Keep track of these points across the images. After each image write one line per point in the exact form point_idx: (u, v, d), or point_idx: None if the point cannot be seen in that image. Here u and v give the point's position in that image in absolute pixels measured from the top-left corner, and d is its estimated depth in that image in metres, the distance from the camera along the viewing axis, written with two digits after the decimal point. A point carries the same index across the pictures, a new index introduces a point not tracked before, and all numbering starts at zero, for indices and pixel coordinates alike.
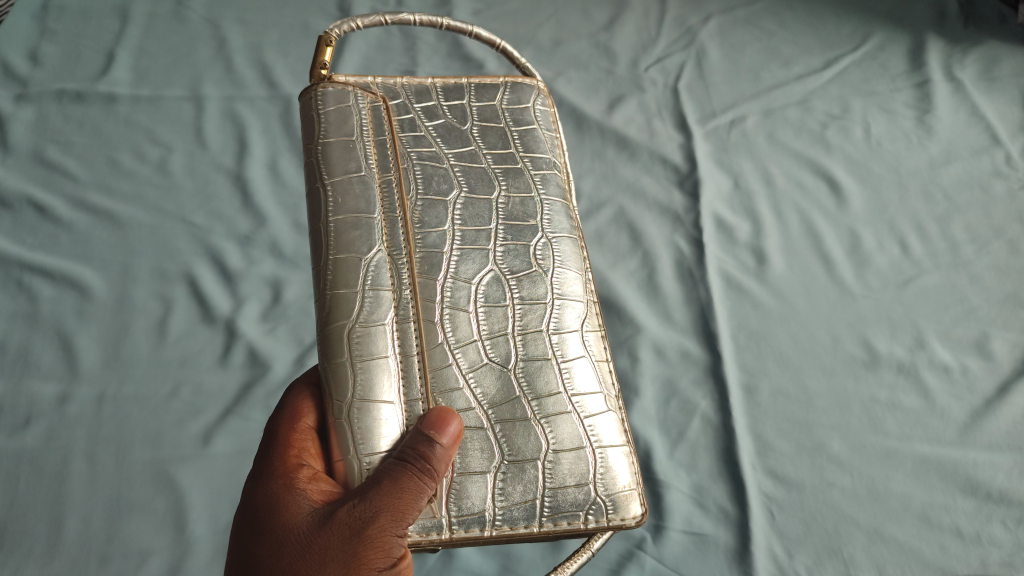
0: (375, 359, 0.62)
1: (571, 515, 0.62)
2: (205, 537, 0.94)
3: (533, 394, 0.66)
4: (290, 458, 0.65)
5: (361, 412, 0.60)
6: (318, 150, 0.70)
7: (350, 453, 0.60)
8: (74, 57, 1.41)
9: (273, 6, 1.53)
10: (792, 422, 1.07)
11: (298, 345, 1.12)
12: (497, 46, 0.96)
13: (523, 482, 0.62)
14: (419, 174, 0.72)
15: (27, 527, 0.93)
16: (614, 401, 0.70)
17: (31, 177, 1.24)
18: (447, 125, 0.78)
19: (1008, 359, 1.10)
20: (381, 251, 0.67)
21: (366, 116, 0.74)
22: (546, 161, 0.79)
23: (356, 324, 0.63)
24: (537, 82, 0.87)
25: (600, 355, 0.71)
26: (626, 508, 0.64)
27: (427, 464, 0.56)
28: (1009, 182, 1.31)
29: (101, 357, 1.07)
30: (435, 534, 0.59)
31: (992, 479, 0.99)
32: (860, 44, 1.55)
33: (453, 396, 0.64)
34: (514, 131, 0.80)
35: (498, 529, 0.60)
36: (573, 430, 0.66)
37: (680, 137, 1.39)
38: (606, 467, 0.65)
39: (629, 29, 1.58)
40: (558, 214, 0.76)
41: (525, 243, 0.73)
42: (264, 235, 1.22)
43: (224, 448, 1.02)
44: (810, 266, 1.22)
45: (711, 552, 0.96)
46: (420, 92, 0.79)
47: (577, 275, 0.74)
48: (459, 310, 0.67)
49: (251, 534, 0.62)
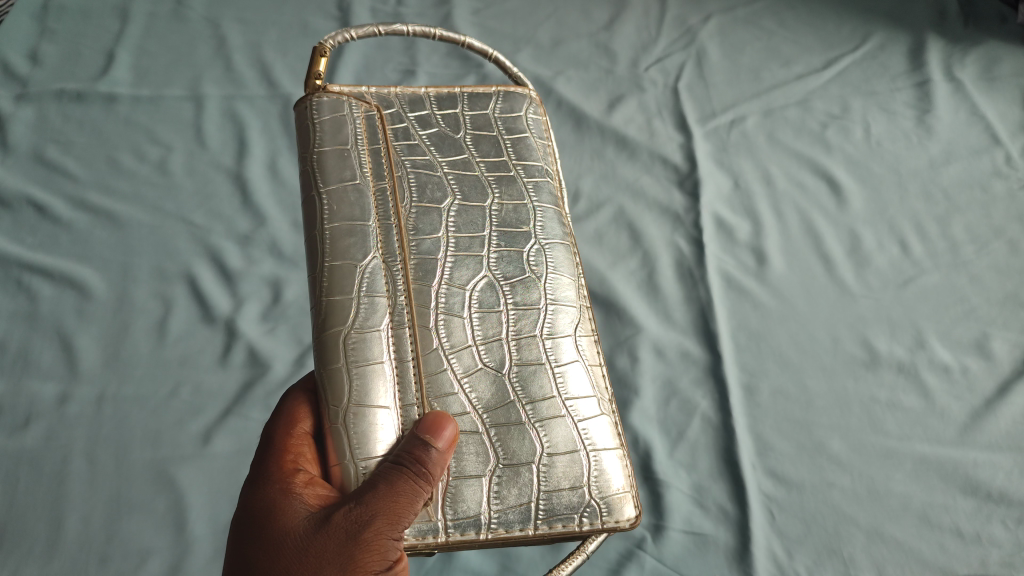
0: (370, 364, 0.62)
1: (566, 518, 0.62)
2: (205, 537, 0.94)
3: (527, 399, 0.66)
4: (287, 463, 0.65)
5: (356, 418, 0.60)
6: (313, 158, 0.70)
7: (346, 458, 0.60)
8: (74, 57, 1.41)
9: (272, 6, 1.53)
10: (791, 422, 1.07)
11: (298, 344, 1.12)
12: (490, 56, 0.96)
13: (518, 485, 0.62)
14: (414, 181, 0.73)
15: (26, 527, 0.93)
16: (608, 405, 0.70)
17: (31, 176, 1.24)
18: (441, 133, 0.78)
19: (1008, 359, 1.10)
20: (376, 258, 0.66)
21: (361, 125, 0.73)
22: (539, 168, 0.79)
23: (351, 330, 0.63)
24: (529, 91, 0.86)
25: (594, 359, 0.71)
26: (620, 511, 0.64)
27: (422, 468, 0.57)
28: (1009, 182, 1.31)
29: (101, 357, 1.07)
30: (431, 537, 0.59)
31: (992, 479, 0.99)
32: (860, 44, 1.55)
33: (448, 401, 0.64)
34: (507, 140, 0.80)
35: (493, 532, 0.60)
36: (567, 433, 0.66)
37: (679, 136, 1.39)
38: (600, 470, 0.65)
39: (629, 29, 1.58)
40: (550, 220, 0.76)
41: (518, 249, 0.73)
42: (263, 235, 1.22)
43: (225, 447, 1.02)
44: (809, 266, 1.22)
45: (711, 551, 0.96)
46: (413, 102, 0.79)
47: (570, 281, 0.74)
48: (453, 316, 0.67)
49: (248, 538, 0.62)
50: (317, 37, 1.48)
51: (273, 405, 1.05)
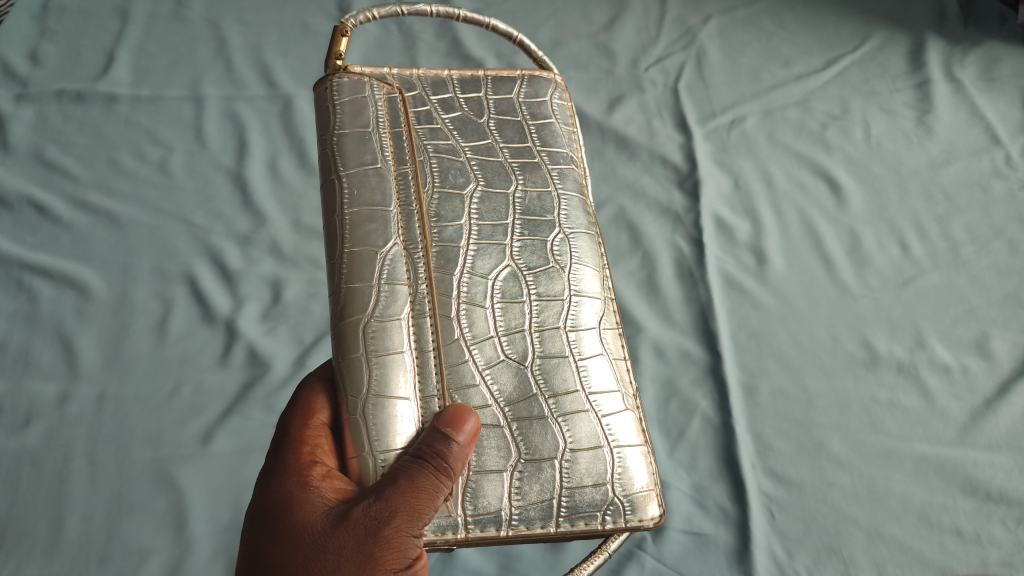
0: (391, 354, 0.62)
1: (588, 516, 0.62)
2: (205, 537, 0.94)
3: (550, 392, 0.66)
4: (303, 455, 0.65)
5: (376, 408, 0.60)
6: (333, 142, 0.70)
7: (365, 450, 0.60)
8: (74, 57, 1.41)
9: (273, 6, 1.54)
10: (791, 421, 1.07)
11: (297, 345, 1.12)
12: (514, 39, 0.96)
13: (540, 481, 0.62)
14: (436, 167, 0.73)
15: (27, 527, 0.92)
16: (632, 400, 0.69)
17: (31, 176, 1.24)
18: (464, 118, 0.78)
19: (1008, 359, 1.10)
20: (397, 245, 0.66)
21: (382, 107, 0.74)
22: (563, 156, 0.79)
23: (372, 318, 0.63)
24: (554, 76, 0.87)
25: (618, 353, 0.71)
26: (644, 509, 0.64)
27: (443, 462, 0.56)
28: (1009, 182, 1.31)
29: (101, 357, 1.07)
30: (450, 534, 0.59)
31: (992, 479, 0.99)
32: (860, 45, 1.55)
33: (469, 393, 0.64)
34: (531, 125, 0.80)
35: (513, 529, 0.60)
36: (590, 429, 0.65)
37: (680, 136, 1.39)
38: (623, 468, 0.65)
39: (629, 29, 1.58)
40: (575, 209, 0.76)
41: (542, 238, 0.73)
42: (263, 235, 1.22)
43: (225, 447, 1.02)
44: (809, 265, 1.23)
45: (711, 552, 0.96)
46: (437, 84, 0.79)
47: (594, 271, 0.73)
48: (475, 306, 0.67)
49: (263, 532, 0.62)
50: (317, 38, 1.49)
51: (273, 405, 1.05)
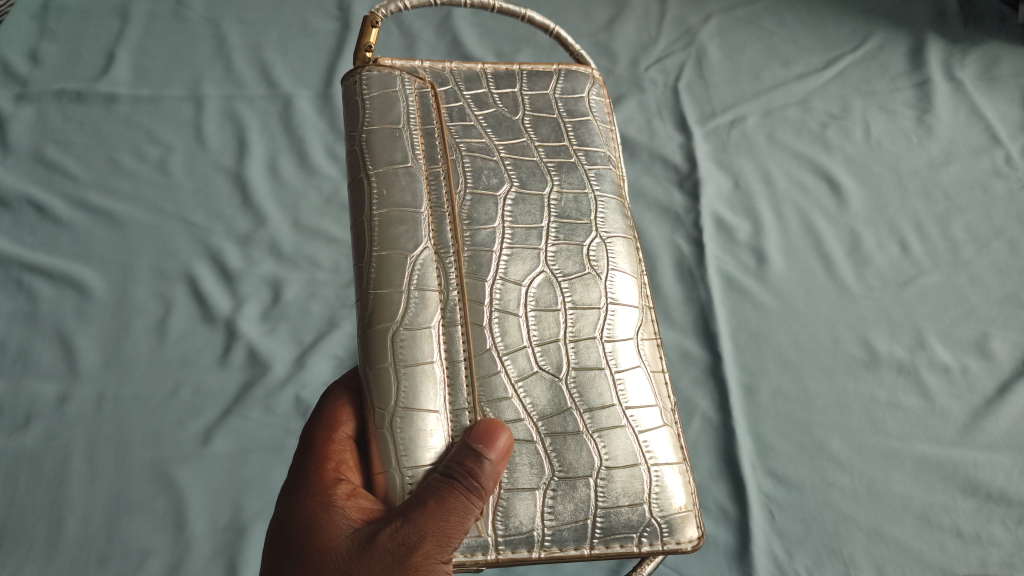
0: (421, 364, 0.62)
1: (624, 537, 0.62)
2: (205, 535, 0.95)
3: (585, 407, 0.66)
4: (329, 472, 0.66)
5: (404, 421, 0.60)
6: (361, 138, 0.70)
7: (393, 466, 0.59)
8: (74, 57, 1.41)
9: (272, 5, 1.53)
10: (791, 421, 1.06)
11: (297, 345, 1.12)
12: (551, 32, 0.96)
13: (574, 500, 0.62)
14: (469, 167, 0.72)
15: (26, 527, 0.92)
16: (668, 415, 0.69)
17: (31, 176, 1.24)
18: (498, 115, 0.78)
19: (1008, 359, 1.10)
20: (428, 249, 0.66)
21: (413, 103, 0.74)
22: (601, 155, 0.79)
23: (400, 327, 0.63)
24: (591, 71, 0.86)
25: (655, 365, 0.71)
26: (682, 531, 0.64)
27: (474, 482, 0.56)
28: (1009, 182, 1.31)
29: (100, 358, 1.07)
30: (480, 554, 0.59)
31: (992, 479, 0.99)
32: (860, 44, 1.55)
33: (501, 406, 0.64)
34: (568, 123, 0.80)
35: (546, 550, 0.60)
36: (627, 445, 0.65)
37: (679, 136, 1.39)
38: (661, 487, 0.64)
39: (628, 28, 1.58)
40: (612, 212, 0.76)
41: (578, 243, 0.72)
42: (263, 235, 1.22)
43: (225, 447, 1.02)
44: (811, 266, 1.22)
45: (711, 552, 0.96)
46: (470, 79, 0.79)
47: (632, 278, 0.73)
48: (508, 314, 0.67)
49: (288, 554, 0.62)
50: (316, 38, 1.49)
51: (273, 405, 1.05)
